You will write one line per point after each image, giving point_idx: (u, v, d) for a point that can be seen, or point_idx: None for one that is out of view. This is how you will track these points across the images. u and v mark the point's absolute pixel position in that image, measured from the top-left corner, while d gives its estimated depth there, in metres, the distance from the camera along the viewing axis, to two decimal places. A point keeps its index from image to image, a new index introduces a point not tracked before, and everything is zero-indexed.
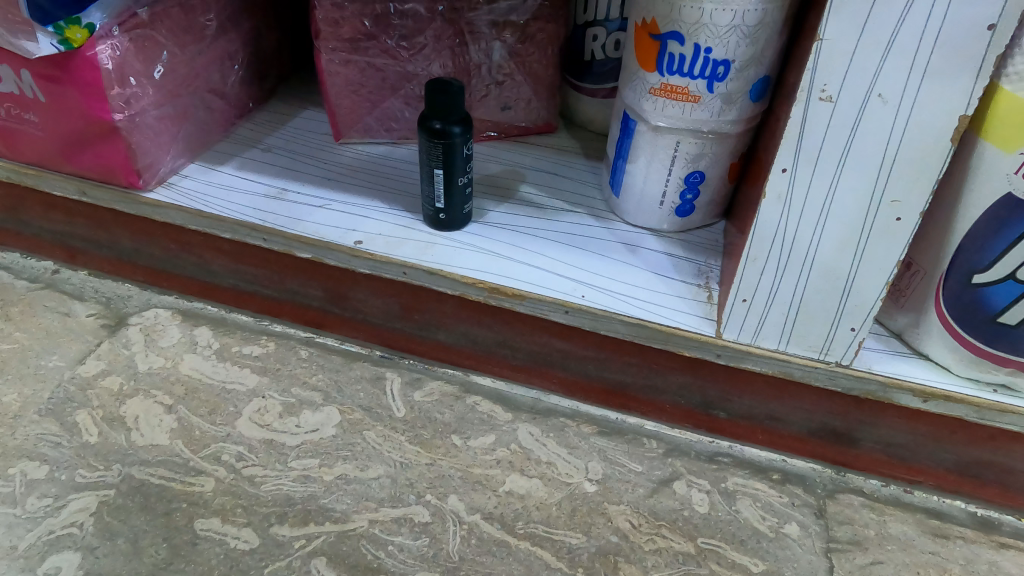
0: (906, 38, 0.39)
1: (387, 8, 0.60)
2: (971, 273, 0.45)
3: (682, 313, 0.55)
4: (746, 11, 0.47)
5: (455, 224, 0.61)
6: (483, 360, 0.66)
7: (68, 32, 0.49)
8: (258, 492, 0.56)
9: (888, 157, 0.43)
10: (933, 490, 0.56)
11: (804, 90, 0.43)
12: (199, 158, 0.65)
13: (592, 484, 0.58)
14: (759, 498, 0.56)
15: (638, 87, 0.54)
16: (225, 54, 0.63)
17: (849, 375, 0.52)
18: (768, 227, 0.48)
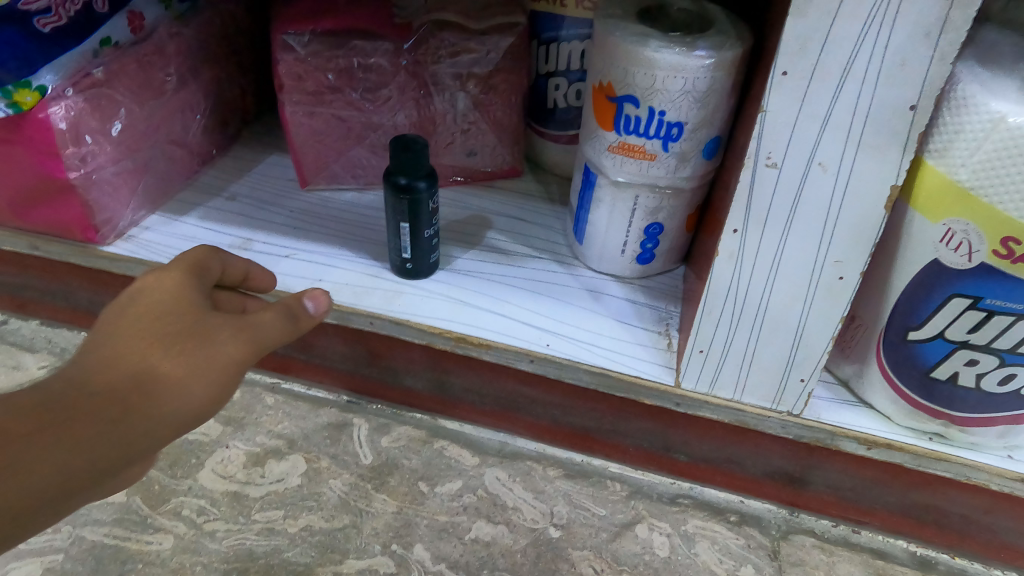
0: (841, 112, 0.42)
1: (351, 63, 0.61)
2: (906, 330, 0.48)
3: (642, 362, 0.57)
4: (696, 78, 0.48)
5: (421, 274, 0.62)
6: (450, 405, 0.67)
7: (17, 95, 0.49)
8: (219, 548, 0.56)
9: (830, 221, 0.46)
10: (880, 529, 0.59)
11: (751, 157, 0.45)
12: (160, 209, 0.64)
13: (556, 529, 0.59)
14: (717, 541, 0.59)
15: (597, 144, 0.55)
16: (187, 104, 0.63)
17: (799, 424, 0.54)
18: (721, 284, 0.50)
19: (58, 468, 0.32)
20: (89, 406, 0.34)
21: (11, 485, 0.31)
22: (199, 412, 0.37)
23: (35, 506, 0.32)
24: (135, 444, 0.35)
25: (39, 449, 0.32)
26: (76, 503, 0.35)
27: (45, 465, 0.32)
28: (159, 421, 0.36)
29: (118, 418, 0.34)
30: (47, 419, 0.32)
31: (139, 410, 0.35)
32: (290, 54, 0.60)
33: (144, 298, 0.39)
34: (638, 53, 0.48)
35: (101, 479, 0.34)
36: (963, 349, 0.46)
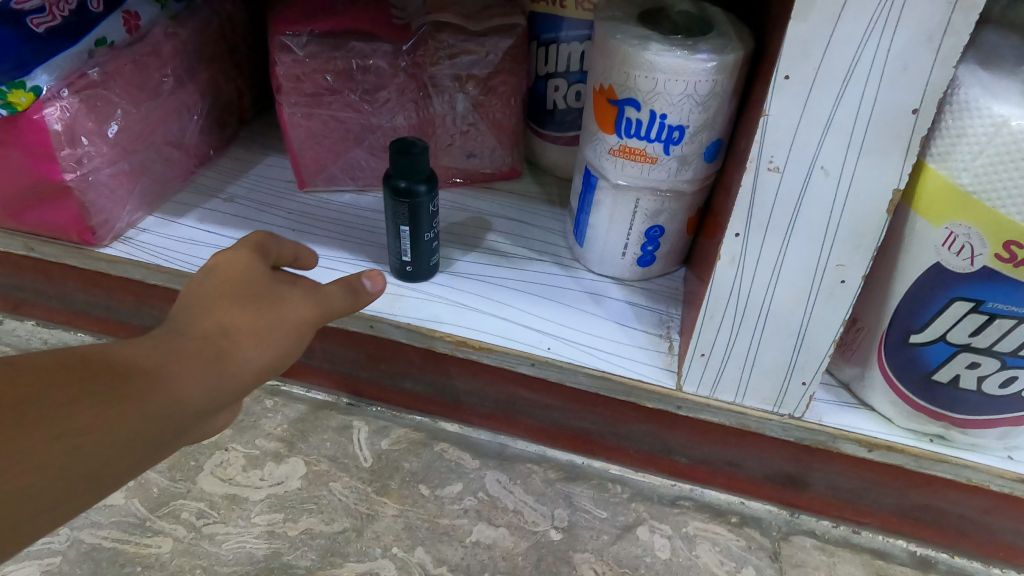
0: (843, 117, 0.42)
1: (350, 64, 0.61)
2: (907, 332, 0.48)
3: (644, 365, 0.57)
4: (697, 81, 0.48)
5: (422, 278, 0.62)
6: (450, 408, 0.66)
7: (11, 96, 0.49)
8: (219, 551, 0.55)
9: (832, 225, 0.46)
10: (880, 531, 0.60)
11: (753, 161, 0.45)
12: (157, 211, 0.64)
13: (557, 532, 0.59)
14: (718, 542, 0.59)
15: (598, 147, 0.55)
16: (184, 105, 0.62)
17: (800, 426, 0.54)
18: (723, 288, 0.50)
19: (165, 408, 0.33)
20: (189, 350, 0.36)
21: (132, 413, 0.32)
22: (277, 365, 0.40)
23: (139, 450, 0.32)
24: (231, 387, 0.37)
25: (149, 390, 0.33)
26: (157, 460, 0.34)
27: (152, 405, 0.33)
28: (252, 369, 0.38)
29: (217, 363, 0.36)
30: (152, 364, 0.34)
31: (236, 354, 0.37)
32: (289, 56, 0.60)
33: (217, 272, 0.41)
34: (639, 56, 0.48)
35: (190, 428, 0.35)
36: (964, 352, 0.46)
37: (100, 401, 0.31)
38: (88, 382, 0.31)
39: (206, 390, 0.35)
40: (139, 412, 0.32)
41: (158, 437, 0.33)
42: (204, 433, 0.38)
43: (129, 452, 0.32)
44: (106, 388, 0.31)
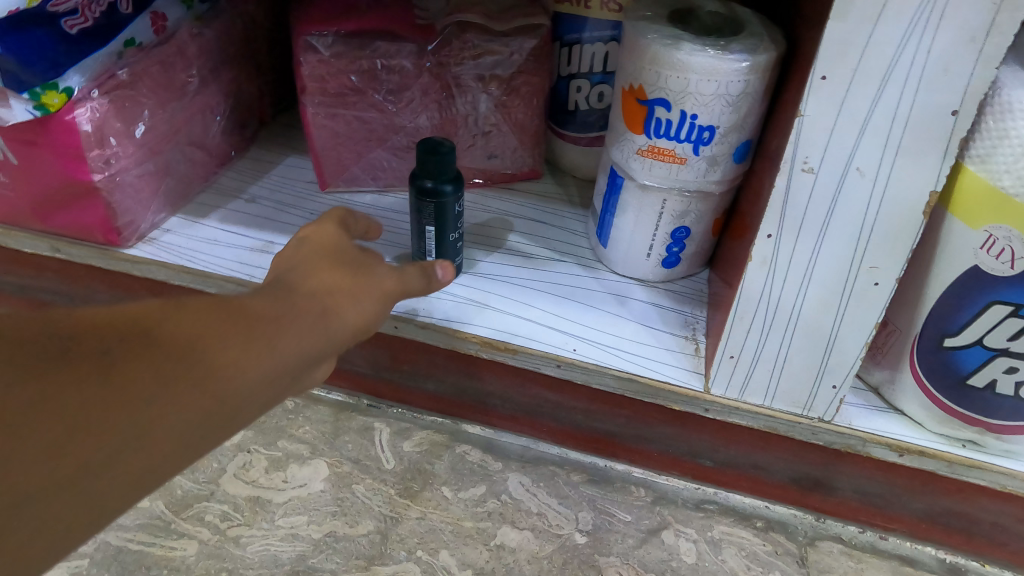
0: (880, 117, 0.41)
1: (374, 64, 0.61)
2: (942, 336, 0.47)
3: (670, 367, 0.57)
4: (729, 81, 0.48)
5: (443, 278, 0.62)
6: (472, 410, 0.66)
7: (44, 98, 0.48)
8: (244, 554, 0.55)
9: (867, 227, 0.45)
10: (907, 536, 0.59)
11: (787, 161, 0.44)
12: (180, 211, 0.64)
13: (582, 535, 0.58)
14: (744, 547, 0.58)
15: (625, 147, 0.55)
16: (208, 105, 0.62)
17: (830, 430, 0.54)
18: (754, 290, 0.49)
19: (285, 356, 0.34)
20: (301, 306, 0.37)
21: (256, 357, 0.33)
22: (370, 325, 0.42)
23: (265, 393, 0.34)
24: (331, 343, 0.38)
25: (273, 336, 0.34)
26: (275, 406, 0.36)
27: (277, 352, 0.34)
28: (351, 326, 0.39)
29: (324, 319, 0.37)
30: (267, 315, 0.35)
31: (338, 312, 0.39)
32: (314, 56, 0.59)
33: (309, 241, 0.44)
34: (670, 56, 0.48)
35: (300, 378, 0.37)
36: (1001, 357, 0.45)
37: (235, 343, 0.32)
38: (224, 326, 0.32)
39: (317, 344, 0.36)
40: (267, 356, 0.33)
41: (280, 382, 0.34)
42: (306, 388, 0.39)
43: (259, 392, 0.33)
44: (237, 332, 0.33)
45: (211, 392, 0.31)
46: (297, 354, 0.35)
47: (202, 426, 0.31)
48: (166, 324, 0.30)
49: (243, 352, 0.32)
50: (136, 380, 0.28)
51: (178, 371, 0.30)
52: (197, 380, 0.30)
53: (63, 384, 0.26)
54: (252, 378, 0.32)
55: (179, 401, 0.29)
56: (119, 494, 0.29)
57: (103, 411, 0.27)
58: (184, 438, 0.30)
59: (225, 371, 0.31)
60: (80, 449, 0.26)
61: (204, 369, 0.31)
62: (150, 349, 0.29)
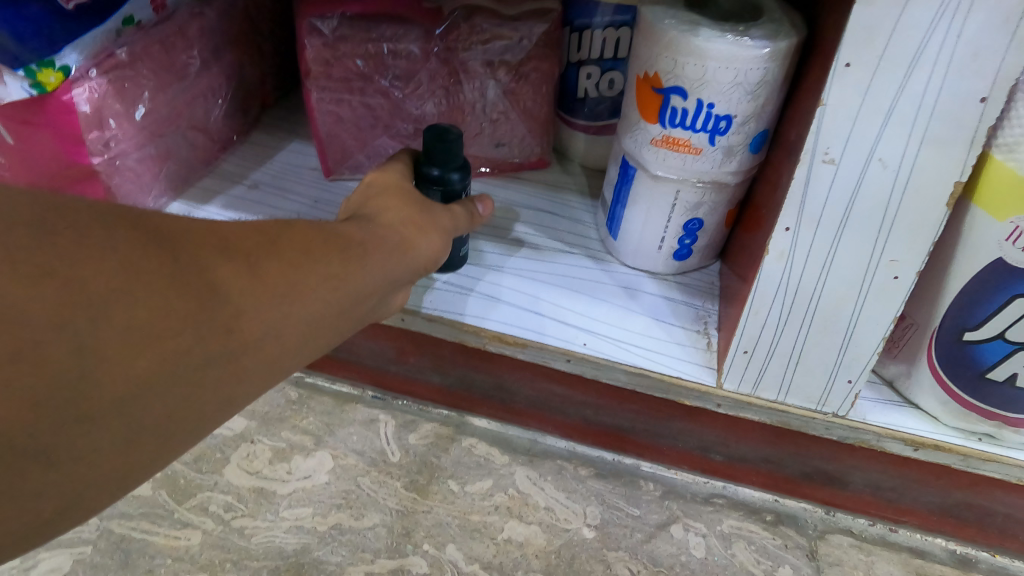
0: (905, 106, 0.40)
1: (380, 48, 0.59)
2: (961, 330, 0.46)
3: (683, 361, 0.56)
4: (749, 69, 0.46)
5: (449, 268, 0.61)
6: (479, 403, 0.65)
7: (41, 75, 0.47)
8: (248, 545, 0.55)
9: (888, 219, 0.44)
10: (918, 528, 0.59)
11: (808, 152, 0.43)
12: (181, 197, 0.62)
13: (590, 529, 0.57)
14: (754, 541, 0.58)
15: (639, 137, 0.54)
16: (209, 88, 0.60)
17: (844, 425, 0.53)
18: (770, 284, 0.48)
19: (376, 275, 0.38)
20: (380, 235, 0.40)
21: (362, 272, 0.37)
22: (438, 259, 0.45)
23: (362, 308, 0.37)
24: (413, 268, 0.41)
25: (367, 256, 0.37)
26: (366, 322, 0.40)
27: (369, 273, 0.37)
28: (425, 256, 0.43)
29: (405, 247, 0.40)
30: (362, 239, 0.38)
31: (416, 244, 0.42)
32: (318, 39, 0.58)
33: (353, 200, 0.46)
34: (687, 42, 0.46)
35: (384, 301, 0.40)
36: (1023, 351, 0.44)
37: (337, 260, 0.35)
38: (327, 244, 0.36)
39: (399, 270, 0.40)
40: (363, 275, 0.37)
41: (377, 298, 0.38)
42: (384, 313, 0.43)
43: (358, 304, 0.37)
44: (338, 249, 0.36)
45: (326, 300, 0.34)
46: (385, 277, 0.38)
47: (317, 329, 0.35)
48: (283, 236, 0.34)
49: (346, 268, 0.36)
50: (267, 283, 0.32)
51: (298, 278, 0.33)
52: (313, 287, 0.34)
53: (212, 279, 0.30)
54: (354, 292, 0.36)
55: (302, 303, 0.33)
56: (256, 380, 0.33)
57: (244, 307, 0.31)
58: (304, 339, 0.34)
59: (334, 282, 0.35)
60: (228, 338, 0.30)
61: (319, 279, 0.34)
62: (267, 259, 0.32)
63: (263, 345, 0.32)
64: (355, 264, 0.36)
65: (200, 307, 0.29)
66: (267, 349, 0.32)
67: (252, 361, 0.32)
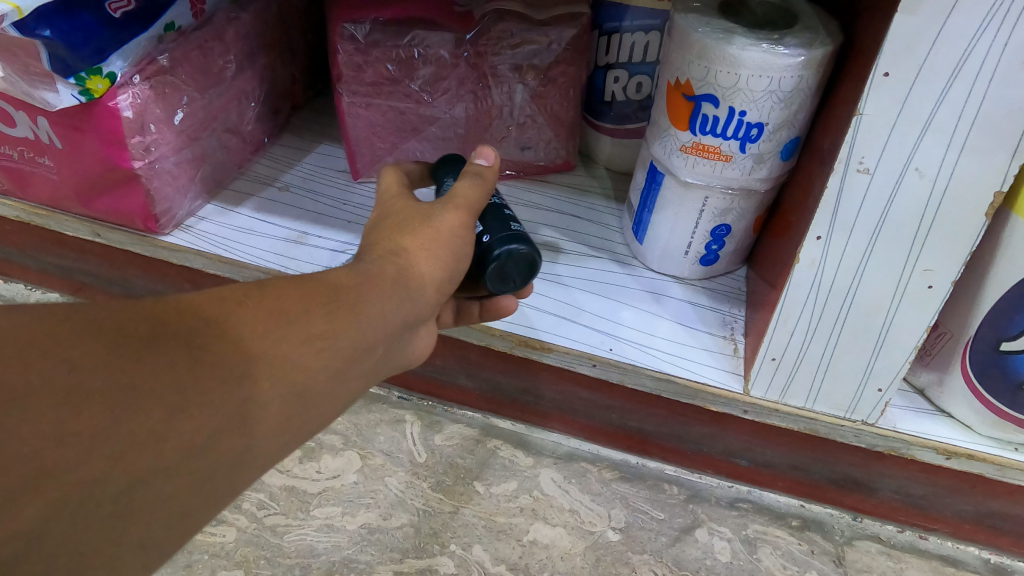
0: (944, 116, 0.39)
1: (412, 53, 0.60)
2: (998, 339, 0.46)
3: (709, 367, 0.56)
4: (783, 77, 0.46)
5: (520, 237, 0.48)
6: (504, 405, 0.66)
7: (89, 83, 0.48)
8: (281, 543, 0.56)
9: (924, 229, 0.43)
10: (948, 536, 0.59)
11: (841, 161, 0.43)
12: (215, 199, 0.63)
13: (615, 532, 0.58)
14: (780, 546, 0.58)
15: (668, 144, 0.54)
16: (243, 92, 0.61)
17: (873, 432, 0.53)
18: (801, 292, 0.48)
19: (369, 327, 0.38)
20: (376, 276, 0.40)
21: (352, 319, 0.37)
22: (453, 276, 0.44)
23: (361, 363, 0.37)
24: (417, 304, 0.41)
25: (357, 307, 0.37)
26: (373, 379, 0.40)
27: (362, 318, 0.37)
28: (430, 281, 0.42)
29: (399, 283, 0.40)
30: (351, 282, 0.38)
31: (417, 274, 0.41)
32: (351, 45, 0.58)
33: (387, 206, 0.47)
34: (721, 51, 0.46)
35: (389, 353, 0.40)
36: None
37: (324, 316, 0.36)
38: (310, 301, 0.36)
39: (397, 309, 0.39)
40: (353, 326, 0.37)
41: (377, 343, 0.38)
42: (397, 366, 0.43)
43: (355, 361, 0.37)
44: (323, 305, 0.36)
45: (316, 359, 0.35)
46: (381, 318, 0.38)
47: (314, 388, 0.35)
48: (257, 304, 0.34)
49: (334, 324, 0.36)
50: (247, 357, 0.32)
51: (278, 347, 0.33)
52: (296, 351, 0.34)
53: (189, 363, 0.30)
54: (346, 349, 0.36)
55: (287, 372, 0.33)
56: (257, 458, 0.33)
57: (227, 385, 0.31)
58: (298, 408, 0.34)
59: (320, 343, 0.35)
60: (216, 421, 0.30)
61: (305, 335, 0.34)
62: (245, 324, 0.33)
63: (256, 423, 0.32)
64: (344, 314, 0.37)
65: (176, 385, 0.29)
66: (261, 425, 0.32)
67: (247, 439, 0.32)
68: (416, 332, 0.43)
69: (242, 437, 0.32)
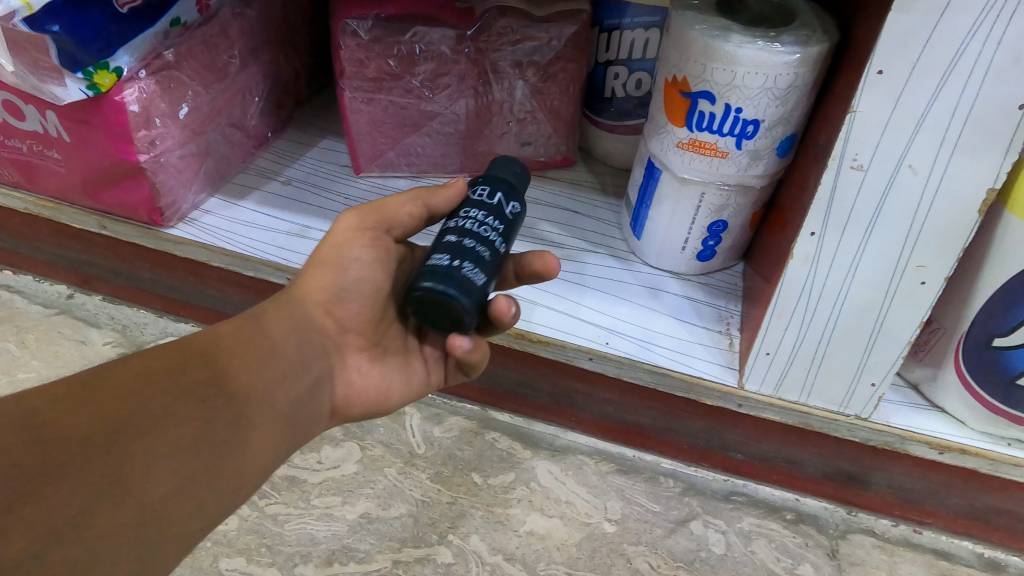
0: (938, 114, 0.40)
1: (413, 49, 0.60)
2: (991, 336, 0.47)
3: (704, 361, 0.56)
4: (779, 75, 0.46)
5: (428, 278, 0.39)
6: (503, 398, 0.67)
7: (96, 77, 0.49)
8: (282, 531, 0.57)
9: (917, 225, 0.44)
10: (942, 530, 0.60)
11: (835, 158, 0.43)
12: (219, 192, 0.64)
13: (611, 524, 0.58)
14: (774, 539, 0.58)
15: (665, 140, 0.54)
16: (247, 87, 0.62)
17: (867, 427, 0.54)
18: (795, 288, 0.49)
19: (258, 372, 0.40)
20: (290, 314, 0.43)
21: (280, 344, 0.42)
22: (344, 291, 0.44)
23: (261, 410, 0.39)
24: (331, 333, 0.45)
25: (239, 357, 0.39)
26: (301, 423, 0.42)
27: (286, 344, 0.42)
28: None
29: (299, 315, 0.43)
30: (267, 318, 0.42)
31: (299, 300, 0.44)
32: (354, 40, 0.59)
33: None
34: (718, 48, 0.47)
35: (298, 398, 0.41)
36: None
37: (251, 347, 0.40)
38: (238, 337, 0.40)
39: (313, 339, 0.44)
40: (282, 351, 0.41)
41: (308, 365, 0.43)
42: (323, 414, 0.44)
43: (252, 408, 0.38)
44: (201, 358, 0.38)
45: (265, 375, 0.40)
46: (302, 346, 0.43)
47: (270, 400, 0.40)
48: (169, 358, 0.37)
49: (218, 373, 0.38)
50: (121, 419, 0.33)
51: (155, 405, 0.34)
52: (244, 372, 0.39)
53: (156, 387, 0.35)
54: (236, 396, 0.38)
55: (232, 399, 0.37)
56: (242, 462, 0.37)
57: (103, 448, 0.31)
58: (197, 466, 0.34)
59: (203, 393, 0.36)
60: (93, 489, 0.30)
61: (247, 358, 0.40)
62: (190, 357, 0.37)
63: (149, 485, 0.32)
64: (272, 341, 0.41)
65: (151, 402, 0.34)
66: (155, 486, 0.32)
67: (140, 506, 0.32)
68: (322, 379, 0.44)
69: (156, 489, 0.32)
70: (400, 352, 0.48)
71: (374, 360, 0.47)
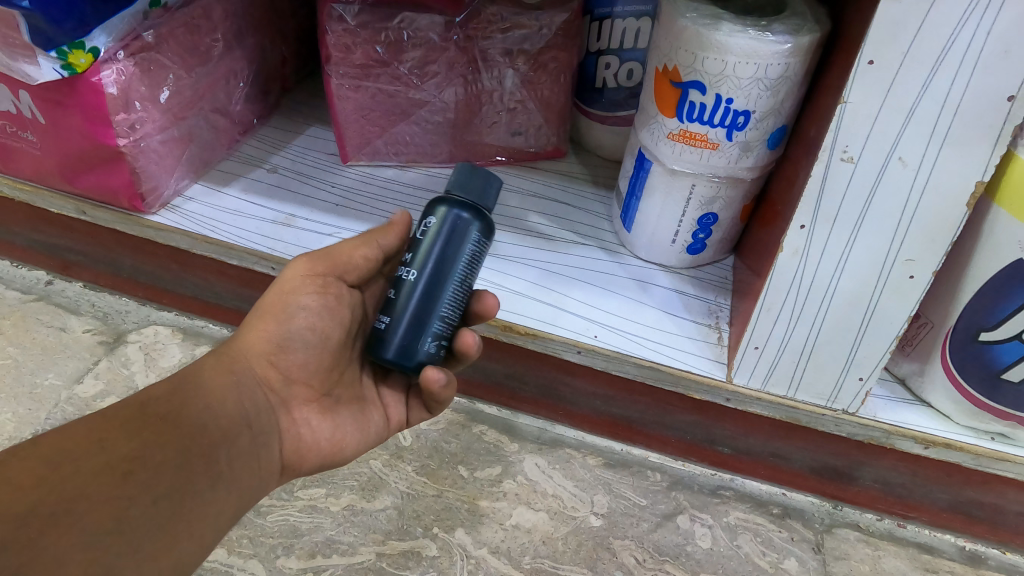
0: (928, 106, 0.39)
1: (401, 35, 0.59)
2: (977, 330, 0.47)
3: (692, 356, 0.56)
4: (769, 65, 0.46)
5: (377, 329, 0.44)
6: (491, 391, 0.66)
7: (71, 57, 0.48)
8: (264, 522, 0.56)
9: (906, 218, 0.43)
10: (927, 525, 0.60)
11: (826, 150, 0.42)
12: (203, 178, 0.63)
13: (597, 518, 0.58)
14: (760, 533, 0.58)
15: (655, 131, 0.53)
16: (231, 72, 0.61)
17: (854, 422, 0.53)
18: (784, 280, 0.48)
19: (194, 433, 0.37)
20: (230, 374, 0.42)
21: (217, 405, 0.40)
22: (289, 341, 0.43)
23: (200, 475, 0.36)
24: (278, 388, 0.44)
25: (175, 420, 0.37)
26: (250, 483, 0.39)
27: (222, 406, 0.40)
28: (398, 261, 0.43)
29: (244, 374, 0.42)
30: (201, 381, 0.40)
31: (241, 355, 0.43)
32: (340, 25, 0.58)
33: None
34: (708, 37, 0.46)
35: (240, 459, 0.39)
36: None
37: (185, 409, 0.38)
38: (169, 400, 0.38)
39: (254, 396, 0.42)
40: (218, 412, 0.39)
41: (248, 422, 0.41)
42: (273, 472, 0.42)
43: (191, 474, 0.36)
44: (132, 426, 0.35)
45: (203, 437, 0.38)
46: (241, 404, 0.41)
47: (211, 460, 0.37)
48: (93, 431, 0.34)
49: (149, 440, 0.35)
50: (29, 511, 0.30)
51: (70, 485, 0.31)
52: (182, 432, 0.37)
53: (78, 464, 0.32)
54: (173, 461, 0.35)
55: (170, 463, 0.35)
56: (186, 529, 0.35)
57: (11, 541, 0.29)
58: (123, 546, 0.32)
59: (128, 467, 0.33)
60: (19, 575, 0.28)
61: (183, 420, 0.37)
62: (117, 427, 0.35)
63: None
64: (207, 401, 0.39)
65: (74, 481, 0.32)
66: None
67: None
68: (266, 437, 0.42)
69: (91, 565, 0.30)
70: (354, 401, 0.46)
71: (324, 412, 0.45)
